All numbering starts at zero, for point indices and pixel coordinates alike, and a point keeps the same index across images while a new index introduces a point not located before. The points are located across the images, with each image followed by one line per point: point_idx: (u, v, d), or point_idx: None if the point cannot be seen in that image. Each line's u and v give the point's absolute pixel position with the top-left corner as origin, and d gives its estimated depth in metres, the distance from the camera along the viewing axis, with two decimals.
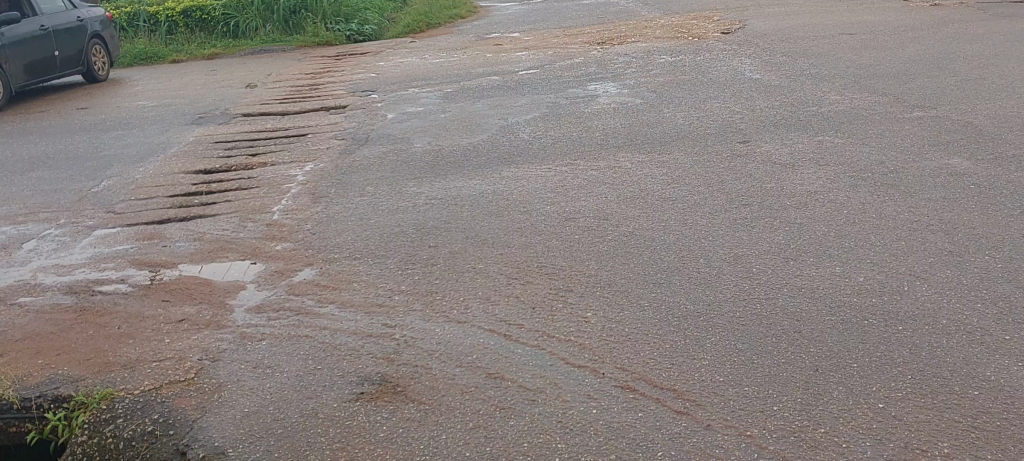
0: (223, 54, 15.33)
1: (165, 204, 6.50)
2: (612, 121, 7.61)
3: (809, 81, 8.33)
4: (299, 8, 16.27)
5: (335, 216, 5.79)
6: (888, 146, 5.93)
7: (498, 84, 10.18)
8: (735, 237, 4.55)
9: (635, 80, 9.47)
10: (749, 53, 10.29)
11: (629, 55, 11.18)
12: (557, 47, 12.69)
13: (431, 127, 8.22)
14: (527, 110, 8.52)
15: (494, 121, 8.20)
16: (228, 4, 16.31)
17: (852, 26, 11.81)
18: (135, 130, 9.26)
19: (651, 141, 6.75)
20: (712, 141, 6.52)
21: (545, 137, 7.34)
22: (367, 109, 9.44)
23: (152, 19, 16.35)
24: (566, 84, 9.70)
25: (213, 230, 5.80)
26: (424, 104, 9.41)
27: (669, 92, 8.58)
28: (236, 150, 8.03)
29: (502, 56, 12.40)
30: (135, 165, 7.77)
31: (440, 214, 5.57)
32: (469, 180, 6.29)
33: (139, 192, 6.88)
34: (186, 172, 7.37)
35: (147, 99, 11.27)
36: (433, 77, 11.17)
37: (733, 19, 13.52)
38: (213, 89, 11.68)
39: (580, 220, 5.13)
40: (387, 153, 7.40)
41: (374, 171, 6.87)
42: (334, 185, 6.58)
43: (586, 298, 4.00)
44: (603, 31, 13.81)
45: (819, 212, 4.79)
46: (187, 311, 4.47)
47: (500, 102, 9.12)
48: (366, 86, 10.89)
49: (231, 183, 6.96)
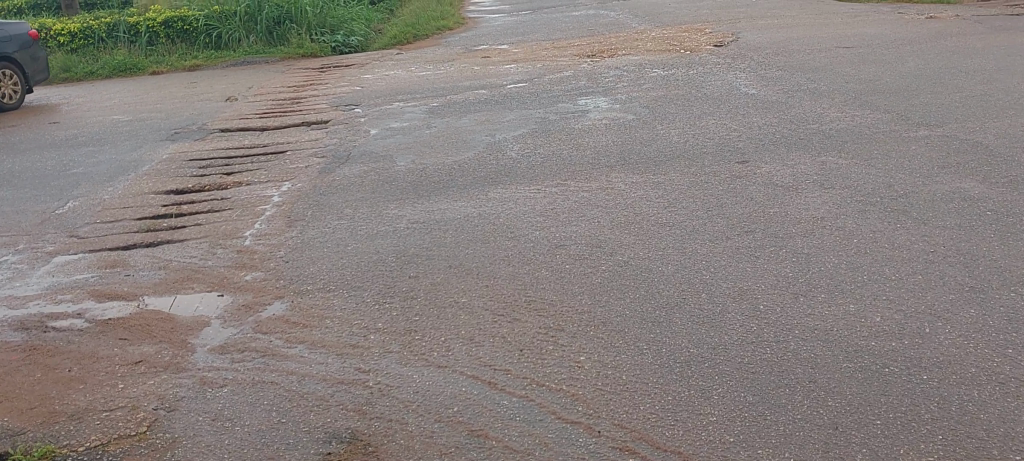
0: (204, 65, 14.97)
1: (132, 228, 6.14)
2: (603, 138, 7.29)
3: (807, 97, 8.04)
4: (283, 19, 15.92)
5: (311, 242, 5.44)
6: (896, 168, 5.63)
7: (485, 98, 9.87)
8: (738, 268, 4.22)
9: (627, 94, 9.18)
10: (744, 67, 10.00)
11: (620, 68, 10.88)
12: (546, 59, 12.40)
13: (415, 144, 7.89)
14: (516, 126, 8.20)
15: (482, 138, 7.87)
16: (210, 15, 15.94)
17: (848, 39, 11.56)
18: (107, 146, 8.90)
19: (645, 160, 6.43)
20: (709, 160, 6.21)
21: (535, 155, 7.01)
22: (349, 124, 9.10)
23: (132, 30, 15.96)
24: (555, 99, 9.38)
25: (180, 257, 5.45)
26: (408, 119, 9.08)
27: (663, 108, 8.27)
28: (211, 168, 7.68)
29: (490, 69, 12.09)
30: (103, 184, 7.40)
31: (422, 240, 5.23)
32: (454, 202, 5.95)
33: (105, 214, 6.52)
34: (156, 192, 7.01)
35: (122, 113, 10.90)
36: (419, 90, 10.84)
37: (726, 32, 13.25)
38: (192, 103, 11.33)
39: (572, 247, 4.80)
40: (368, 172, 7.06)
41: (355, 191, 6.52)
42: (311, 206, 6.23)
43: (579, 338, 3.67)
44: (593, 44, 13.53)
45: (826, 241, 4.48)
46: (146, 351, 4.12)
47: (488, 117, 8.79)
48: (349, 100, 10.56)
49: (203, 204, 6.60)
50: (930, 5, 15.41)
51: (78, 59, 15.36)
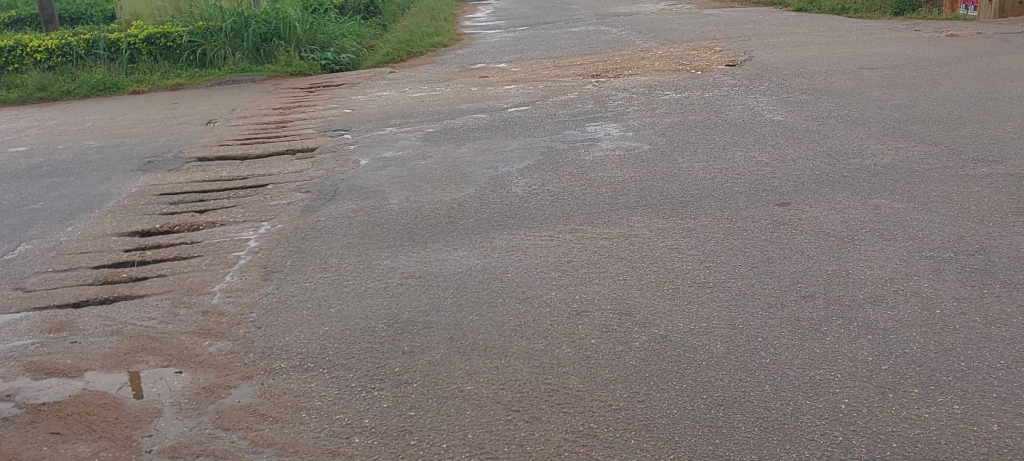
0: (187, 84, 14.22)
1: (86, 280, 5.37)
2: (619, 172, 6.56)
3: (841, 126, 7.33)
4: (270, 36, 15.24)
5: (288, 301, 4.69)
6: (962, 214, 4.91)
7: (485, 123, 9.15)
8: (803, 351, 3.50)
9: (639, 120, 8.46)
10: (763, 90, 9.29)
11: (628, 90, 10.17)
12: (548, 79, 11.69)
13: (409, 177, 7.16)
14: (520, 157, 7.46)
15: (483, 171, 7.14)
16: (195, 31, 15.20)
17: (869, 58, 10.86)
18: (73, 177, 8.14)
19: (669, 200, 5.70)
20: (744, 202, 5.49)
21: (542, 192, 6.27)
22: (338, 152, 8.37)
23: (112, 46, 15.19)
24: (560, 125, 8.64)
25: (137, 319, 4.69)
26: (402, 148, 8.35)
27: (680, 136, 7.54)
28: (182, 205, 6.93)
29: (489, 90, 11.38)
30: (62, 223, 6.65)
31: (419, 301, 4.49)
32: (455, 251, 5.21)
33: (58, 261, 5.75)
34: (119, 234, 6.25)
35: (93, 138, 10.12)
36: (413, 114, 10.10)
37: (737, 50, 12.55)
38: (169, 127, 10.56)
39: (596, 311, 4.05)
40: (357, 210, 6.32)
41: (341, 235, 5.77)
42: (290, 254, 5.48)
43: (620, 448, 2.95)
44: (597, 62, 12.82)
45: (903, 315, 3.76)
46: (80, 451, 3.36)
47: (488, 146, 8.05)
48: (338, 124, 9.84)
49: (171, 249, 5.85)
50: (946, 23, 14.77)
51: (54, 77, 14.56)
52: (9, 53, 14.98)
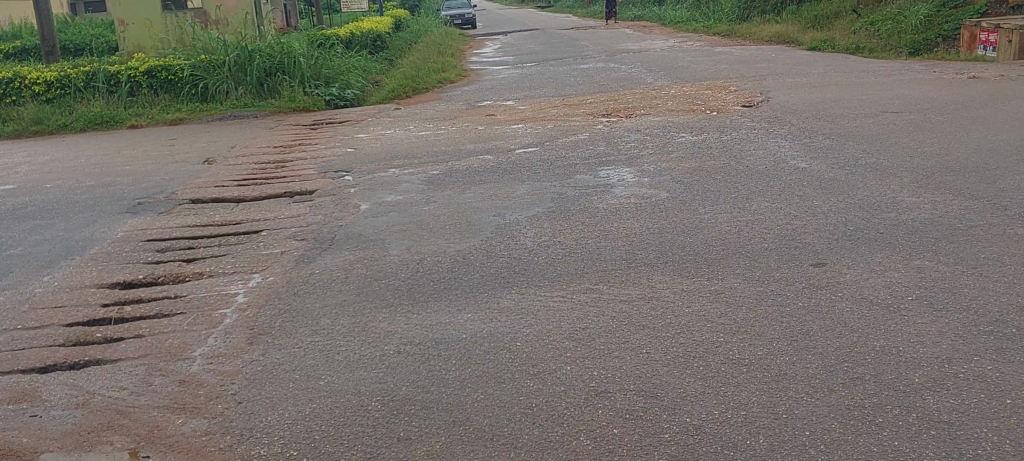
0: (187, 119, 13.88)
1: (57, 340, 4.93)
2: (635, 222, 6.12)
3: (870, 175, 6.91)
4: (274, 70, 14.93)
5: (274, 370, 4.24)
6: (1017, 281, 4.46)
7: (492, 165, 8.75)
8: (858, 452, 3.07)
9: (654, 163, 8.04)
10: (784, 134, 8.88)
11: (642, 131, 9.76)
12: (558, 119, 11.30)
13: (411, 225, 6.73)
14: (529, 204, 7.02)
15: (490, 218, 6.72)
16: (197, 64, 14.89)
17: (892, 101, 10.46)
18: (59, 219, 7.73)
19: (692, 256, 5.26)
20: (774, 262, 5.06)
21: (554, 244, 5.83)
22: (338, 196, 7.96)
23: (112, 79, 14.87)
24: (571, 168, 8.23)
25: (108, 388, 4.24)
26: (405, 191, 7.94)
27: (699, 183, 7.10)
28: (170, 253, 6.51)
29: (496, 130, 10.98)
30: (41, 272, 6.23)
31: (419, 372, 4.04)
32: (459, 310, 4.77)
33: (30, 317, 5.32)
34: (99, 285, 5.82)
35: (84, 176, 9.72)
36: (417, 155, 9.70)
37: (752, 91, 12.16)
38: (165, 165, 10.17)
39: (619, 393, 3.60)
40: (355, 262, 5.89)
41: (337, 291, 5.33)
42: (280, 313, 5.03)
43: None
44: (607, 101, 12.45)
45: (967, 406, 3.31)
46: None
47: (496, 190, 7.63)
48: (339, 164, 9.44)
49: (152, 305, 5.42)
50: (964, 64, 14.40)
51: (52, 110, 14.23)
52: (7, 85, 14.65)
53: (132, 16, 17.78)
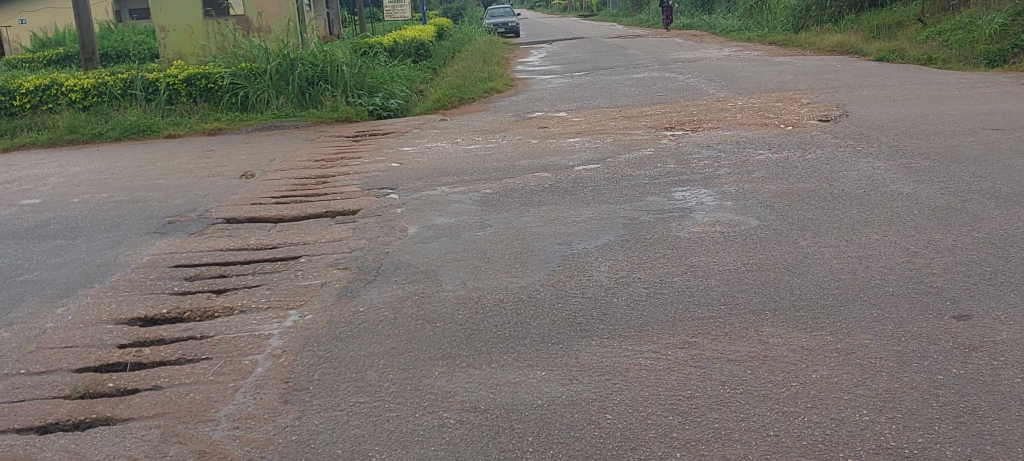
0: (226, 128, 13.31)
1: (61, 390, 4.24)
2: (727, 257, 5.32)
3: (991, 204, 6.03)
4: (317, 79, 14.32)
5: (311, 441, 3.51)
6: None
7: (550, 184, 7.98)
8: None
9: (736, 183, 7.21)
10: (874, 152, 8.01)
11: (714, 147, 8.94)
12: (617, 132, 10.50)
13: (466, 253, 5.97)
14: (598, 229, 6.22)
15: (556, 246, 5.93)
16: (237, 72, 14.32)
17: (986, 117, 9.53)
18: (81, 240, 7.10)
19: (803, 305, 4.45)
20: (906, 314, 4.23)
21: (635, 279, 5.03)
22: (383, 217, 7.24)
23: (150, 86, 14.34)
24: (642, 187, 7.41)
25: (114, 457, 3.54)
26: (457, 212, 7.20)
27: (792, 211, 6.26)
28: (199, 281, 5.82)
29: (551, 143, 10.21)
30: (56, 301, 5.58)
31: (491, 452, 3.28)
32: (532, 364, 3.99)
33: (36, 358, 4.64)
34: (118, 321, 5.15)
35: (114, 190, 9.12)
36: (467, 171, 8.96)
37: (826, 104, 11.26)
38: (200, 179, 9.55)
39: None
40: (405, 298, 5.14)
41: (385, 335, 4.59)
42: (321, 363, 4.31)
43: None
44: (670, 112, 11.63)
45: None
46: None
47: (558, 213, 6.84)
48: (385, 181, 8.74)
49: (174, 347, 4.72)
50: None
51: (88, 118, 13.74)
52: (43, 92, 14.23)
53: (173, 22, 17.31)
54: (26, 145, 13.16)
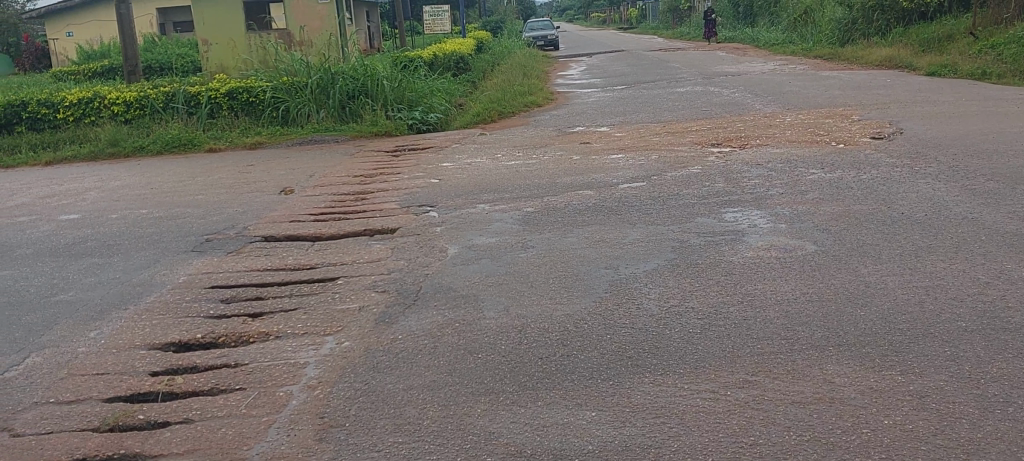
0: (266, 142, 13.25)
1: (91, 421, 4.09)
2: (785, 285, 5.04)
3: None
4: (357, 92, 14.22)
5: None
6: None
7: (594, 203, 7.74)
8: None
9: (789, 205, 6.92)
10: (934, 173, 7.67)
11: (763, 165, 8.65)
12: (662, 148, 10.24)
13: (509, 277, 5.75)
14: (646, 252, 5.98)
15: (602, 271, 5.69)
16: (278, 85, 14.28)
17: None
18: (119, 258, 7.00)
19: (870, 340, 4.17)
20: (984, 353, 3.93)
21: (687, 309, 4.78)
22: (423, 236, 7.05)
23: (191, 99, 14.34)
24: (690, 207, 7.15)
25: None
26: (498, 232, 6.99)
27: (850, 235, 5.97)
28: (234, 304, 5.67)
29: (594, 160, 9.97)
30: (90, 323, 5.46)
31: None
32: (582, 402, 3.76)
33: (67, 385, 4.51)
34: (152, 346, 5.00)
35: (153, 206, 9.05)
36: (508, 188, 8.75)
37: (878, 120, 10.90)
38: (239, 195, 9.45)
39: None
40: (445, 326, 4.94)
41: (425, 366, 4.38)
42: (357, 396, 4.11)
43: None
44: (715, 128, 11.34)
45: None
46: None
47: (603, 234, 6.60)
48: (424, 198, 8.55)
49: (207, 375, 4.55)
50: None
51: (130, 131, 13.77)
52: (87, 105, 14.31)
53: (215, 35, 17.36)
54: (69, 158, 13.21)
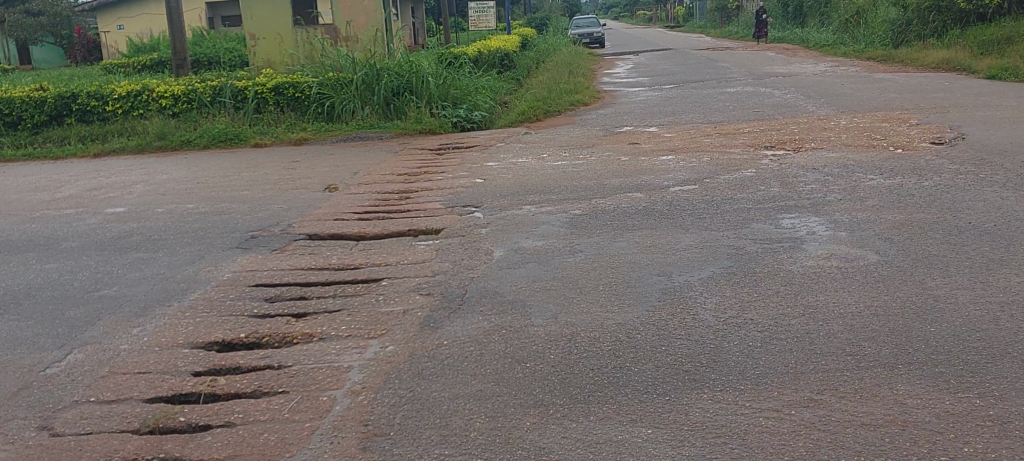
0: (311, 138, 13.22)
1: (131, 422, 4.00)
2: (848, 298, 4.81)
3: None
4: (402, 89, 14.13)
5: None
6: None
7: (644, 206, 7.55)
8: None
9: (849, 212, 6.67)
10: (1001, 181, 7.36)
11: (820, 169, 8.38)
12: (714, 150, 10.00)
13: (557, 283, 5.58)
14: (701, 259, 5.77)
15: (655, 278, 5.50)
16: (324, 81, 14.25)
17: None
18: (164, 253, 6.95)
19: (943, 360, 3.94)
20: None
21: (746, 321, 4.57)
22: (469, 238, 6.90)
23: (238, 94, 14.37)
24: (745, 212, 6.92)
25: None
26: (545, 235, 6.82)
27: (915, 245, 5.71)
28: (278, 303, 5.57)
29: (643, 161, 9.76)
30: (134, 320, 5.40)
31: None
32: (637, 419, 3.58)
33: (108, 384, 4.43)
34: (194, 345, 4.92)
35: (199, 201, 9.03)
36: (556, 189, 8.58)
37: (938, 125, 10.55)
38: (283, 191, 9.39)
39: None
40: (492, 332, 4.78)
41: (472, 374, 4.23)
42: (402, 404, 3.98)
43: None
44: (768, 130, 11.07)
45: None
46: None
47: (654, 239, 6.40)
48: (470, 198, 8.42)
49: (249, 377, 4.45)
50: None
51: (177, 125, 13.83)
52: (135, 98, 14.39)
53: (263, 30, 17.41)
54: (117, 151, 13.30)
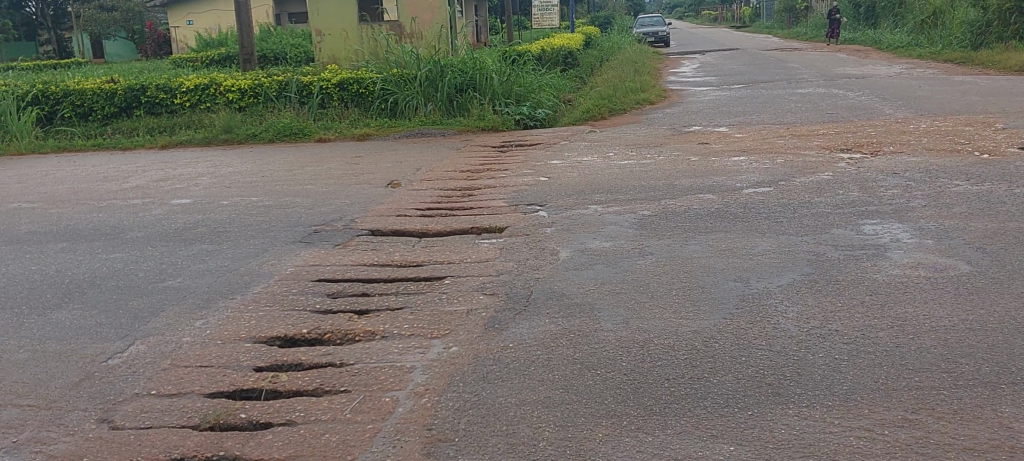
0: (375, 134, 13.19)
1: (191, 417, 3.91)
2: (940, 310, 4.51)
3: None
4: (466, 86, 14.02)
5: None
6: None
7: (716, 208, 7.29)
8: None
9: (936, 219, 6.33)
10: None
11: (901, 174, 8.02)
12: (786, 152, 9.67)
13: (626, 286, 5.38)
14: (779, 265, 5.51)
15: (730, 283, 5.26)
16: (389, 77, 14.21)
17: None
18: (228, 245, 6.91)
19: None
20: None
21: (830, 332, 4.31)
22: (534, 237, 6.73)
23: (303, 89, 14.40)
24: (823, 217, 6.63)
25: None
26: (613, 236, 6.61)
27: (1009, 256, 5.37)
28: (340, 299, 5.46)
29: (713, 161, 9.48)
30: (197, 312, 5.34)
31: None
32: (717, 435, 3.37)
33: (170, 377, 4.36)
34: (256, 339, 4.82)
35: (264, 194, 9.01)
36: (623, 189, 8.36)
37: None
38: (347, 186, 9.33)
39: None
40: (560, 336, 4.60)
41: (540, 380, 4.06)
42: (468, 408, 3.82)
43: None
44: (843, 132, 10.69)
45: None
46: None
47: (728, 243, 6.15)
48: (535, 196, 8.24)
49: (312, 375, 4.33)
50: None
51: (243, 118, 13.91)
52: (203, 91, 14.52)
53: (329, 26, 17.46)
54: (183, 143, 13.42)
